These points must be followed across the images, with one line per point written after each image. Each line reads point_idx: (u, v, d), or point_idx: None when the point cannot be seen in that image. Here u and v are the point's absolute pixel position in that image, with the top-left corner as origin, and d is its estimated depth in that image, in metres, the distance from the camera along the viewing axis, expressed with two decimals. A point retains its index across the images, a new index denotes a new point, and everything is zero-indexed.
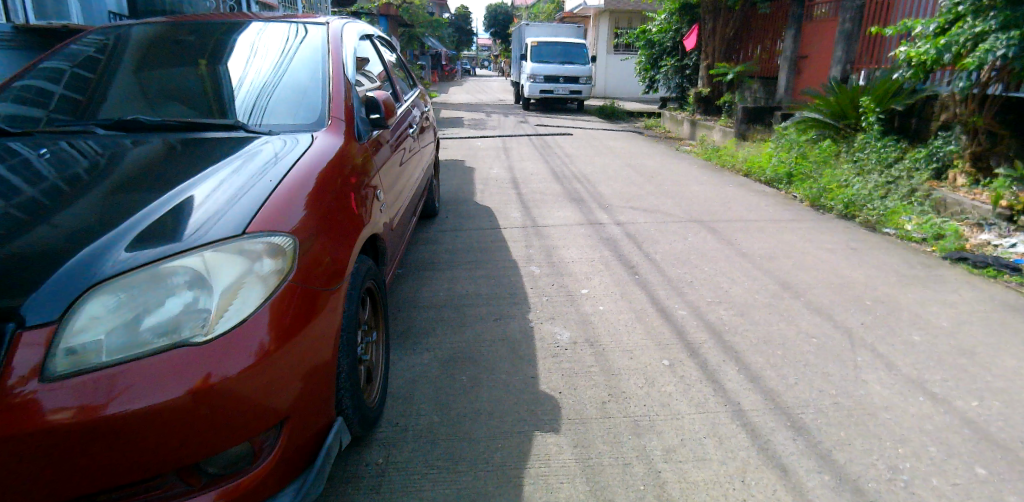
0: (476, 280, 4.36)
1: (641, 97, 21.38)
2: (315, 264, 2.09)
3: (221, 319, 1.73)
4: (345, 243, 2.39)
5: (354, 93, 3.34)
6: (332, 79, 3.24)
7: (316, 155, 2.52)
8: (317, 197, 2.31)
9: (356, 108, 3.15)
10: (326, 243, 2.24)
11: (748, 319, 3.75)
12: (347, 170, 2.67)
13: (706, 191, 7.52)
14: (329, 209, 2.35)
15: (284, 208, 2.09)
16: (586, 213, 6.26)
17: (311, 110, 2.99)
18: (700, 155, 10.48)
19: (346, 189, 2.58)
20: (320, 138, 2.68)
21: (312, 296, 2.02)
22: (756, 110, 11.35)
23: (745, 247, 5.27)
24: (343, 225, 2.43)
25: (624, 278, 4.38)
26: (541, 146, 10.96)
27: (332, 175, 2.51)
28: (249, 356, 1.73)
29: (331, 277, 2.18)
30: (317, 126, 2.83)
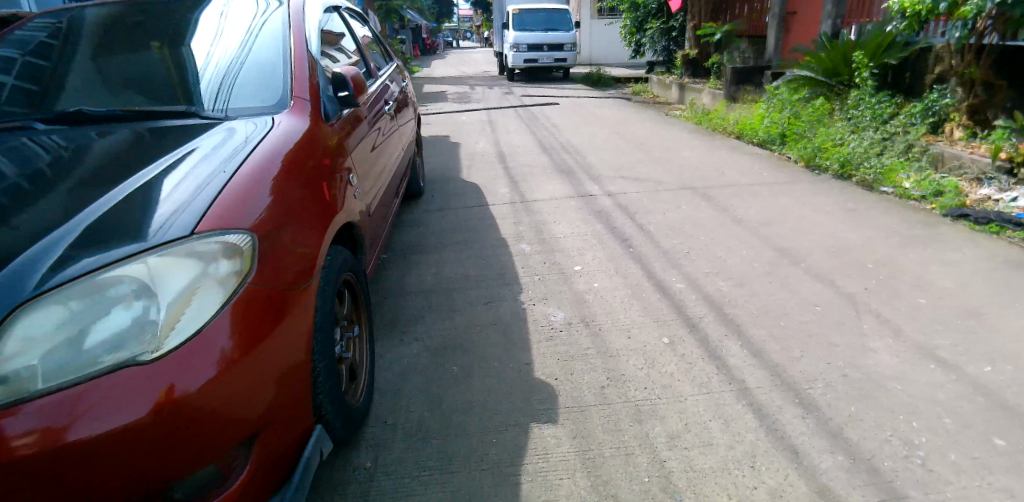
0: (464, 261, 4.19)
1: (628, 63, 20.96)
2: (283, 260, 1.92)
3: (174, 330, 1.55)
4: (318, 234, 2.22)
5: (320, 70, 3.10)
6: (296, 57, 2.99)
7: (280, 138, 2.32)
8: (284, 186, 2.13)
9: (323, 86, 2.92)
10: (294, 237, 2.04)
11: (747, 289, 3.60)
12: (316, 155, 2.46)
13: (698, 157, 7.31)
14: (298, 199, 2.17)
15: (242, 202, 1.89)
16: (576, 185, 6.06)
17: (273, 92, 2.76)
18: (689, 120, 10.25)
19: (317, 176, 2.39)
20: (283, 121, 2.47)
21: (282, 295, 1.86)
22: (746, 72, 11.10)
23: (740, 213, 5.11)
24: (315, 214, 2.25)
25: (617, 252, 4.21)
26: (528, 118, 10.68)
27: (300, 160, 2.32)
28: (214, 365, 1.57)
29: (303, 274, 2.01)
30: (280, 108, 2.61)
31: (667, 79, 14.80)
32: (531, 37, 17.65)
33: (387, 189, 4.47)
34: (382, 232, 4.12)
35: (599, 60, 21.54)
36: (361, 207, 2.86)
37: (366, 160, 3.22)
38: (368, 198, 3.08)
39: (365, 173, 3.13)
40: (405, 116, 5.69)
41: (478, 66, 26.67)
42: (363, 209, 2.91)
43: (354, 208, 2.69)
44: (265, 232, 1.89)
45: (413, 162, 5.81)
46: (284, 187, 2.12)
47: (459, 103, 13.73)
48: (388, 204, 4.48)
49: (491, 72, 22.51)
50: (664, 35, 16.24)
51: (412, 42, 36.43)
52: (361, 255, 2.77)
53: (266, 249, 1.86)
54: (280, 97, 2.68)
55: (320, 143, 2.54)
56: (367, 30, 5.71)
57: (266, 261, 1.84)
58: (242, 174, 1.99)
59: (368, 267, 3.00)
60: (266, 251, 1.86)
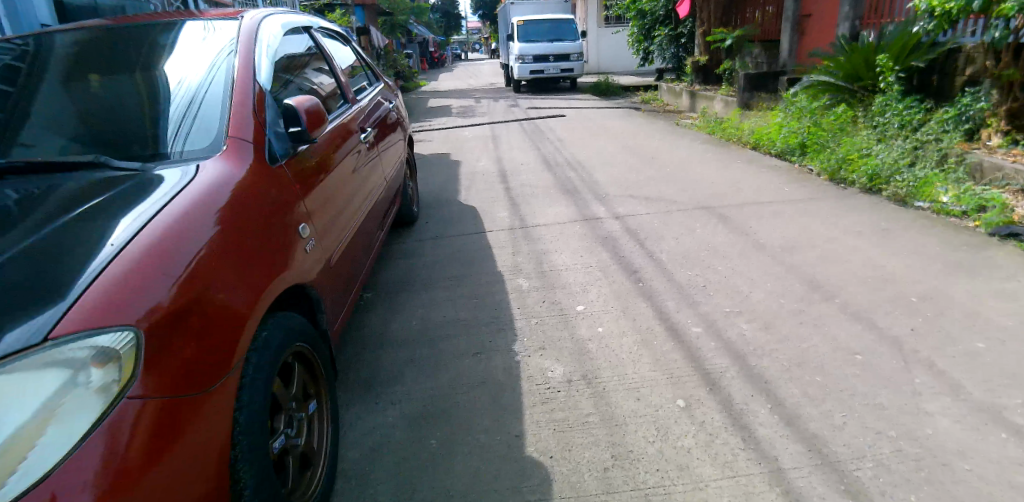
0: (455, 301, 3.78)
1: (637, 71, 20.55)
2: (204, 335, 1.59)
3: (28, 467, 1.15)
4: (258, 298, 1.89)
5: (267, 97, 2.69)
6: (236, 83, 2.58)
7: (213, 186, 1.97)
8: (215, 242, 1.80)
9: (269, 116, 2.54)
10: (212, 318, 1.65)
11: (774, 334, 3.16)
12: (254, 209, 2.08)
13: (713, 171, 6.87)
14: (234, 256, 1.85)
15: (139, 281, 1.50)
16: (581, 207, 5.64)
17: (204, 130, 2.35)
18: (702, 129, 9.80)
19: (259, 228, 2.06)
20: (215, 163, 2.11)
21: (199, 377, 1.52)
22: (759, 78, 10.66)
23: (762, 236, 4.66)
24: (253, 278, 1.89)
25: (625, 288, 3.78)
26: (533, 132, 10.29)
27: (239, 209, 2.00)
28: (104, 476, 1.22)
29: (230, 347, 1.67)
30: (210, 151, 2.22)
31: (677, 86, 14.36)
32: (536, 48, 17.31)
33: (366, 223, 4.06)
34: (359, 271, 3.72)
35: (608, 68, 21.16)
36: (323, 258, 2.52)
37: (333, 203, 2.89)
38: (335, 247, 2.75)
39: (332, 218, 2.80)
40: (392, 138, 5.32)
41: (485, 77, 26.43)
42: (327, 260, 2.57)
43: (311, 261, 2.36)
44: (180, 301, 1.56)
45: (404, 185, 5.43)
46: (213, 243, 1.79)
47: (464, 117, 13.40)
48: (369, 239, 4.09)
49: (497, 84, 22.21)
50: (673, 42, 15.83)
51: (419, 56, 36.30)
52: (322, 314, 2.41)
53: (179, 322, 1.53)
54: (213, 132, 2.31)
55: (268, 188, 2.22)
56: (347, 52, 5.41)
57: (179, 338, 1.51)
58: (141, 240, 1.61)
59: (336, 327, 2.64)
60: (179, 324, 1.52)
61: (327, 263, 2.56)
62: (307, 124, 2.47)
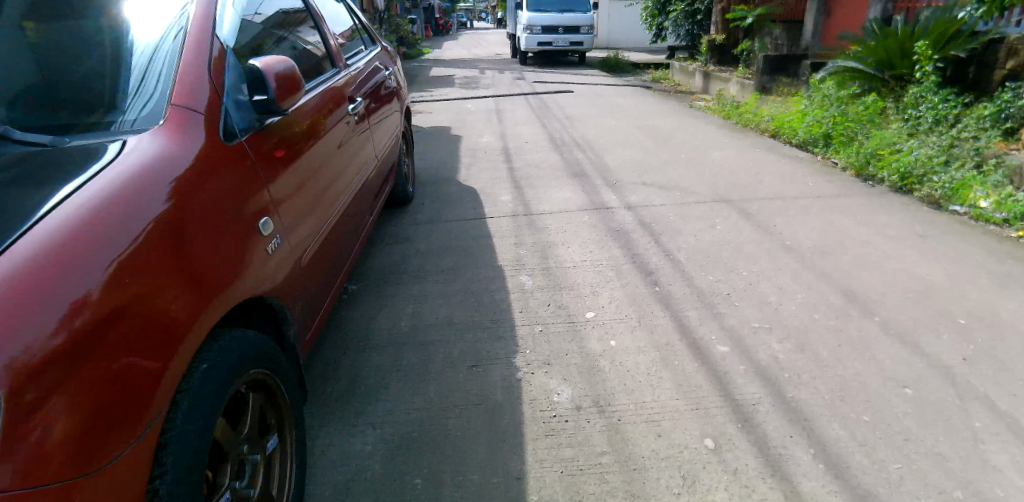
0: (450, 298, 3.38)
1: (648, 47, 19.84)
2: (153, 331, 1.30)
3: None
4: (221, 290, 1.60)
5: (229, 56, 2.21)
6: (193, 37, 2.09)
7: (166, 158, 1.60)
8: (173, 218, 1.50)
9: (230, 78, 2.10)
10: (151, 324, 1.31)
11: (811, 357, 2.78)
12: (216, 191, 1.70)
13: (731, 160, 6.43)
14: (196, 237, 1.55)
15: (52, 273, 1.16)
16: (591, 193, 5.21)
17: (147, 92, 1.87)
18: (717, 112, 9.33)
19: (227, 206, 1.74)
20: (171, 129, 1.73)
21: (141, 383, 1.24)
22: (780, 62, 10.12)
23: (788, 236, 4.25)
24: (207, 276, 1.55)
25: (640, 291, 3.39)
26: (540, 107, 9.79)
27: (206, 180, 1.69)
28: None
29: (183, 347, 1.39)
30: (153, 119, 1.77)
31: (691, 66, 13.78)
32: (545, 18, 16.61)
33: (352, 207, 3.63)
34: (341, 260, 3.31)
35: (618, 44, 20.45)
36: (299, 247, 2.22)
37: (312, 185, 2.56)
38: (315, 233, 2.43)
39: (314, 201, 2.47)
40: (388, 109, 4.86)
41: (491, 47, 25.64)
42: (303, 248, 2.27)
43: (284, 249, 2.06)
44: (122, 287, 1.27)
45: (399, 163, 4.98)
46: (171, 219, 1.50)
47: (468, 89, 12.84)
48: (355, 223, 3.67)
49: (503, 54, 21.49)
50: (688, 18, 15.18)
51: (423, 21, 35.25)
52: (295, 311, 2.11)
53: (119, 313, 1.24)
54: (153, 92, 1.87)
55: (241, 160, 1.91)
56: (343, 16, 4.98)
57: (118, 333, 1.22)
58: (60, 220, 1.27)
59: (311, 325, 2.33)
60: (119, 315, 1.24)
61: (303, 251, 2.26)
62: (275, 93, 2.04)
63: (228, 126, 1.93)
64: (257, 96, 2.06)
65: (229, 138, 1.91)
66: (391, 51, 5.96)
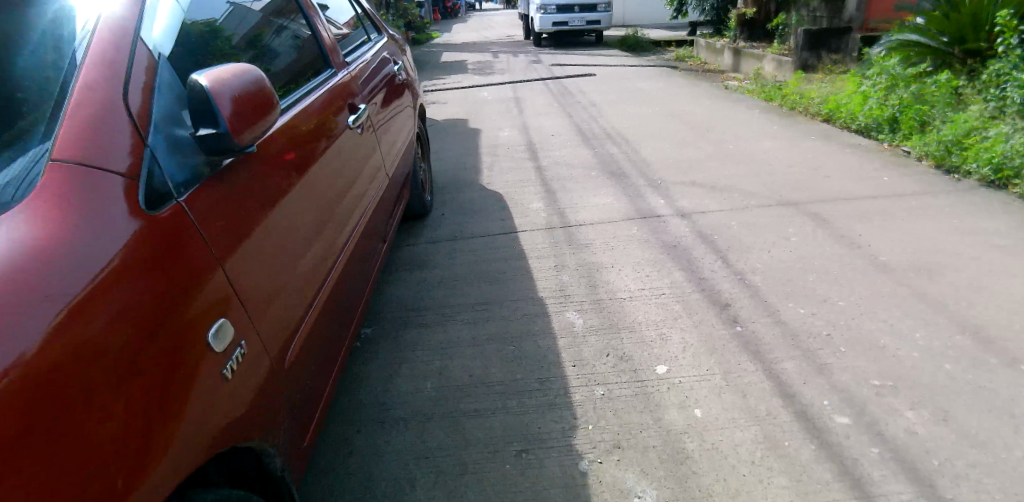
0: (484, 346, 2.78)
1: (667, 24, 18.91)
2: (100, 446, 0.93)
3: None
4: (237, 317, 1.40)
5: (158, 66, 1.51)
6: (100, 43, 1.38)
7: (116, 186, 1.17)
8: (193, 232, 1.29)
9: (164, 102, 1.44)
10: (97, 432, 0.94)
11: (959, 431, 2.13)
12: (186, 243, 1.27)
13: (785, 151, 5.73)
14: (217, 254, 1.36)
15: None
16: (634, 197, 4.56)
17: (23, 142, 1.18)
18: (757, 94, 8.60)
19: (249, 222, 1.53)
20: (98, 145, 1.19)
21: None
22: (819, 36, 9.51)
23: (878, 251, 3.58)
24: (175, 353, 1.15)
25: (717, 333, 2.76)
26: (562, 94, 9.09)
27: (224, 193, 1.48)
28: None
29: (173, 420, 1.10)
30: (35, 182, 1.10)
31: (718, 43, 12.96)
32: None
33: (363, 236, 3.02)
34: (349, 303, 2.72)
35: (636, 21, 19.54)
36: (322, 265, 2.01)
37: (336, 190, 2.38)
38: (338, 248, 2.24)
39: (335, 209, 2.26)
40: (397, 107, 4.19)
41: (502, 28, 24.77)
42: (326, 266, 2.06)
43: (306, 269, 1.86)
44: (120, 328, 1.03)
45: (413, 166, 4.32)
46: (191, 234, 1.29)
47: (482, 75, 12.14)
48: (365, 253, 3.05)
49: (515, 36, 20.67)
50: None
51: (431, 4, 34.31)
52: (308, 357, 1.83)
53: (121, 354, 1.02)
54: (31, 131, 1.20)
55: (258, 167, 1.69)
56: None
57: (130, 362, 1.03)
58: None
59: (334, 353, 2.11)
60: (121, 355, 1.02)
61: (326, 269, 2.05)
62: (225, 122, 1.38)
63: (155, 178, 1.28)
64: (202, 129, 1.40)
65: (159, 205, 1.26)
66: (398, 37, 5.29)
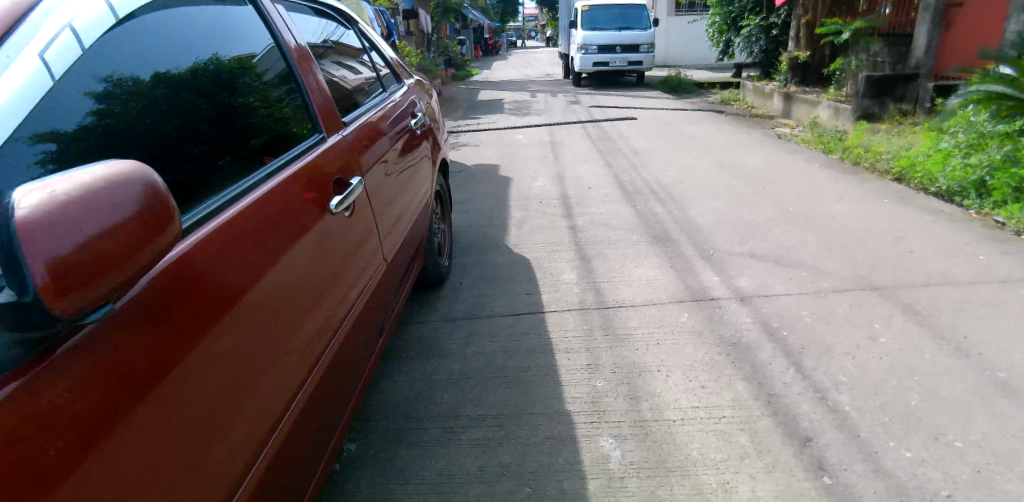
0: (495, 481, 2.18)
1: (711, 65, 18.39)
2: None
3: None
4: (236, 357, 1.44)
5: None
6: None
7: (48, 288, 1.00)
8: (197, 277, 1.35)
9: None
10: None
11: None
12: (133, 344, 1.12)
13: (856, 218, 5.05)
14: (221, 296, 1.41)
15: None
16: (683, 271, 3.96)
17: None
18: (815, 145, 7.95)
19: (253, 266, 1.59)
20: None
21: None
22: (883, 83, 8.82)
23: (994, 365, 2.88)
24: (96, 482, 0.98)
25: (800, 487, 2.10)
26: (601, 139, 8.58)
27: (229, 236, 1.54)
28: None
29: None
30: None
31: (768, 87, 12.32)
32: (602, 37, 15.48)
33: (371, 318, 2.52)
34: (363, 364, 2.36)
35: (680, 61, 19.06)
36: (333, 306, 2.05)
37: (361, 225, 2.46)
38: (354, 285, 2.29)
39: (347, 255, 2.25)
40: (417, 155, 3.67)
41: (542, 66, 24.67)
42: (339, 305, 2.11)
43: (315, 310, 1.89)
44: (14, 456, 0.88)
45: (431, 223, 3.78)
46: (196, 277, 1.35)
47: (520, 115, 11.78)
48: (370, 335, 2.49)
49: (555, 74, 20.45)
50: (763, 34, 13.74)
51: (473, 41, 34.71)
52: (291, 450, 1.64)
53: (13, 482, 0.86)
54: None
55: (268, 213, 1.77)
56: (366, 40, 3.91)
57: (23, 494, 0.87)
58: None
59: (343, 393, 2.13)
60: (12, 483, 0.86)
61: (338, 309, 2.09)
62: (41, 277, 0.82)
63: None
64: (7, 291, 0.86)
65: None
66: (423, 82, 4.89)
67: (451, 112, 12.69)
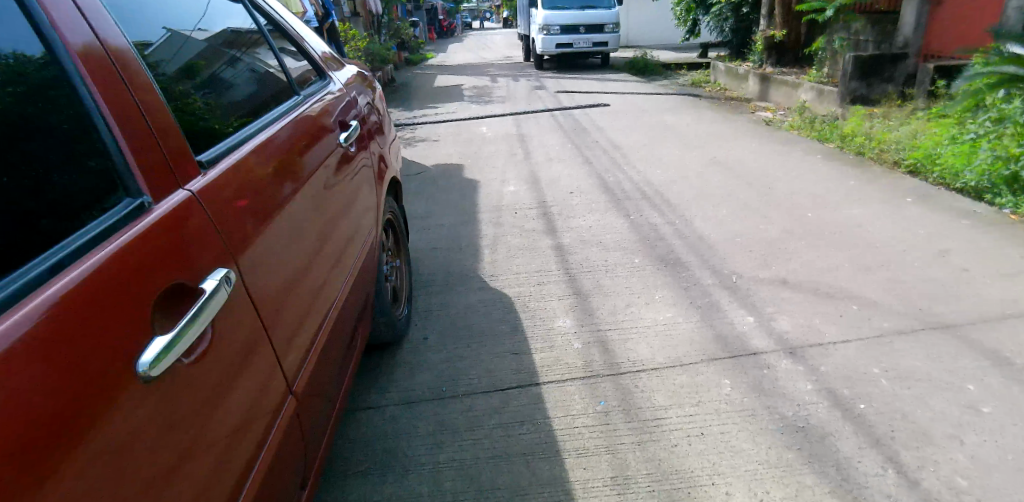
0: None
1: (677, 45, 17.69)
2: None
3: None
4: (209, 372, 1.15)
5: None
6: None
7: None
8: (158, 263, 1.10)
9: None
10: None
11: None
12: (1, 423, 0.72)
13: (883, 224, 4.35)
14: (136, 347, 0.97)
15: None
16: (705, 310, 3.15)
17: None
18: (807, 133, 7.30)
19: (177, 305, 1.11)
20: None
21: None
22: (873, 65, 8.25)
23: None
24: None
25: None
26: (575, 130, 7.72)
27: (156, 247, 1.12)
28: None
29: None
30: None
31: (743, 69, 11.67)
32: (565, 16, 14.57)
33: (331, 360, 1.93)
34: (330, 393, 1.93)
35: (644, 42, 18.27)
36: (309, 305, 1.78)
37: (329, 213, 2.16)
38: (326, 280, 2.01)
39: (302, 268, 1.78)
40: (364, 168, 2.66)
41: (501, 50, 23.58)
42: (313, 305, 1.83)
43: (289, 312, 1.61)
44: None
45: (377, 268, 2.77)
46: (146, 278, 1.05)
47: (481, 103, 10.80)
48: (326, 387, 1.87)
49: (516, 57, 19.45)
50: (733, 13, 13.06)
51: (427, 23, 33.20)
52: None
53: None
54: None
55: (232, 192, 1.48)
56: (278, 29, 2.72)
57: None
58: None
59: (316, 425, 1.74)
60: None
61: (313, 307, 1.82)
62: None
63: None
64: None
65: None
66: (365, 79, 3.87)
67: (406, 101, 11.62)
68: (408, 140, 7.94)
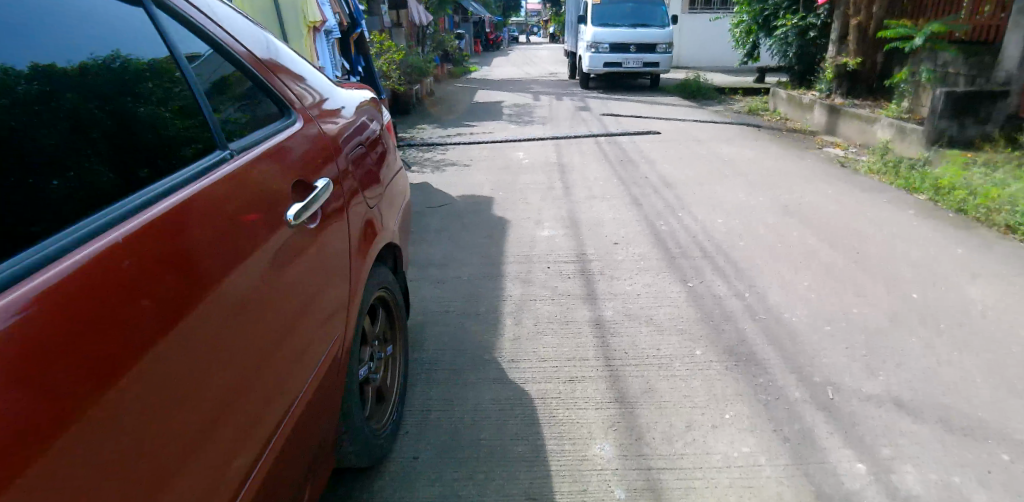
0: None
1: (733, 68, 16.69)
2: None
3: None
4: None
5: None
6: None
7: None
8: (70, 324, 0.90)
9: None
10: None
11: None
12: None
13: (1013, 314, 3.43)
14: None
15: None
16: (797, 447, 2.32)
17: None
18: (891, 179, 6.33)
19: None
20: None
21: None
22: (966, 100, 7.19)
23: None
24: None
25: None
26: (621, 161, 6.92)
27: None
28: None
29: None
30: None
31: (808, 98, 10.66)
32: (616, 34, 13.77)
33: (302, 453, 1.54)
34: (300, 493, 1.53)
35: (697, 63, 17.30)
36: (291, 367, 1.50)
37: (337, 243, 1.86)
38: (320, 331, 1.71)
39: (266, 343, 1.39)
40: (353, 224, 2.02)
41: (545, 64, 22.89)
42: (300, 363, 1.55)
43: (253, 386, 1.32)
44: None
45: (348, 375, 1.93)
46: None
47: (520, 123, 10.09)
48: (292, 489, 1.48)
49: (560, 73, 18.75)
50: (798, 36, 12.02)
51: (473, 35, 32.88)
52: None
53: None
54: None
55: (203, 230, 1.27)
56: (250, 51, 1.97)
57: None
58: None
59: None
60: None
61: (298, 367, 1.54)
62: None
63: None
64: None
65: None
66: (375, 107, 3.06)
67: (443, 116, 11.01)
68: (437, 163, 7.27)
